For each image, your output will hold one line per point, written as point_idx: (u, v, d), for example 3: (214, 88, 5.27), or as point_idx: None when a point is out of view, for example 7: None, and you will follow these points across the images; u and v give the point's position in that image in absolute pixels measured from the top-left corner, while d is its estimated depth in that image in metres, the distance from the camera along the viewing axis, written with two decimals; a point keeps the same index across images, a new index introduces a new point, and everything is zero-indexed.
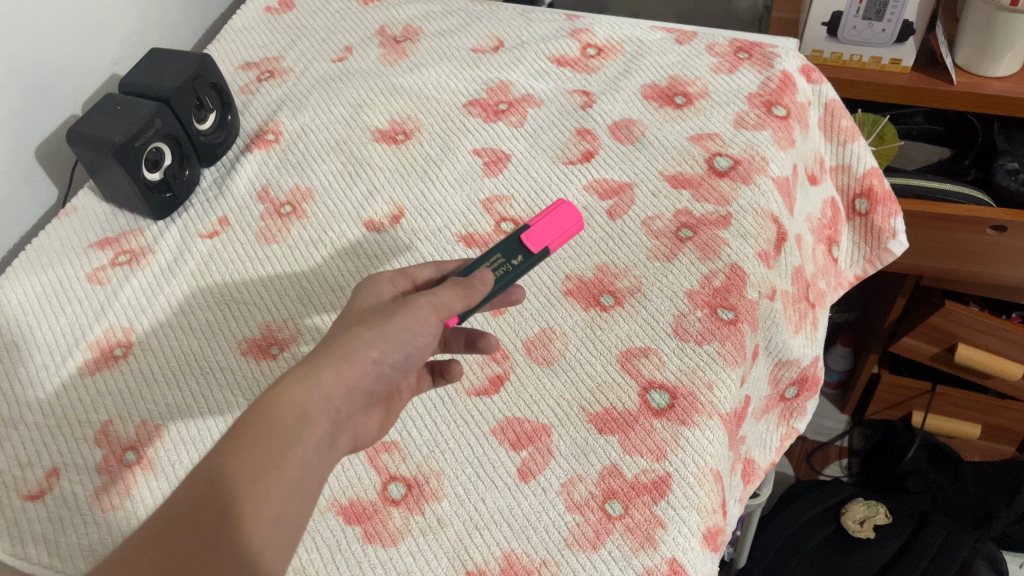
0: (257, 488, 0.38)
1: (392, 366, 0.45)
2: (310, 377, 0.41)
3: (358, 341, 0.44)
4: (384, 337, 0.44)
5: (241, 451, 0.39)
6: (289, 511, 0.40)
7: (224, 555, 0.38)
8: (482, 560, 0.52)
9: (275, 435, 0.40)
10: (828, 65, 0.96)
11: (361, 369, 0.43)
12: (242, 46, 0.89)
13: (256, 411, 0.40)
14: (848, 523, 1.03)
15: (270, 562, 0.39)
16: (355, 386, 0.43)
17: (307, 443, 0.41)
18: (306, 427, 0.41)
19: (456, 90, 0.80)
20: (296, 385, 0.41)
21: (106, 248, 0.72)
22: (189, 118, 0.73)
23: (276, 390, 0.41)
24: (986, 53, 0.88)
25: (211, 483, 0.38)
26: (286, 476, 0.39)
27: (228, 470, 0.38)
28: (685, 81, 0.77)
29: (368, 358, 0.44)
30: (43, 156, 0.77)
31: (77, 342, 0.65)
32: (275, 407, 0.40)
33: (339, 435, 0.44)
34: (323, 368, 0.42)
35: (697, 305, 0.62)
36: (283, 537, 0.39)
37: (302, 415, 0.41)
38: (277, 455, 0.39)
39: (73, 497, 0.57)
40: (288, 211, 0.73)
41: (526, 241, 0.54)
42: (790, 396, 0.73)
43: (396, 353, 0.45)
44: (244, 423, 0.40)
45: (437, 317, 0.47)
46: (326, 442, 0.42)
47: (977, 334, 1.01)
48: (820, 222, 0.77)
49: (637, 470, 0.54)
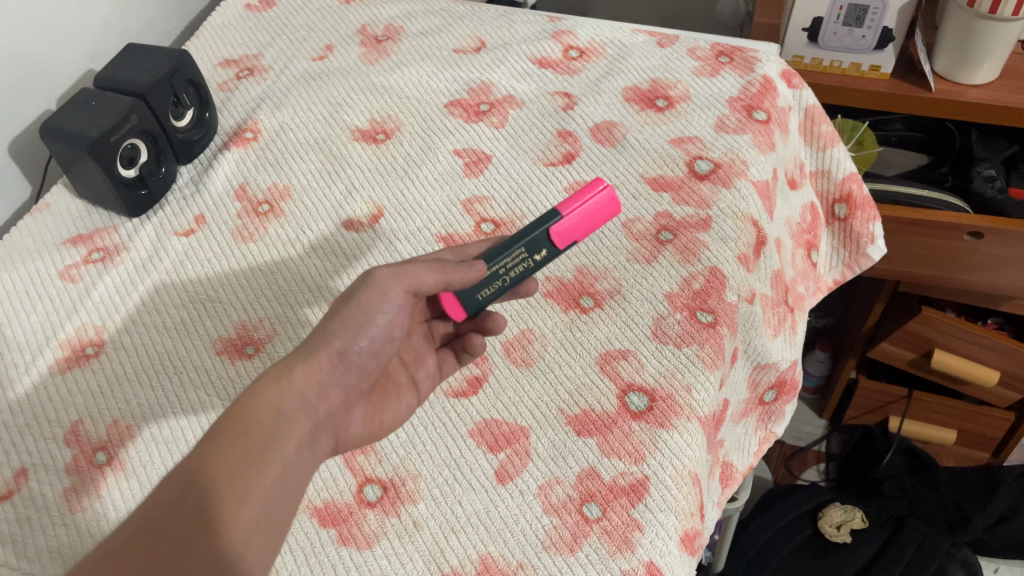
0: (236, 490, 0.38)
1: (362, 356, 0.45)
2: (282, 376, 0.41)
3: (321, 332, 0.44)
4: (347, 325, 0.44)
5: (219, 453, 0.38)
6: (270, 513, 0.39)
7: (206, 561, 0.37)
8: (457, 563, 0.51)
9: (252, 435, 0.39)
10: (808, 70, 0.97)
11: (331, 363, 0.43)
12: (220, 43, 0.87)
13: (230, 414, 0.40)
14: (825, 527, 1.04)
15: (255, 566, 0.38)
16: (328, 381, 0.43)
17: (287, 443, 0.40)
18: (283, 426, 0.40)
19: (438, 90, 0.80)
20: (269, 384, 0.41)
21: (80, 245, 0.70)
22: (165, 114, 0.72)
23: (249, 392, 0.40)
24: (964, 60, 0.89)
25: (190, 488, 0.38)
26: (266, 476, 0.39)
27: (206, 473, 0.38)
28: (666, 85, 0.77)
29: (333, 348, 0.43)
30: (16, 151, 0.75)
31: (48, 341, 0.64)
32: (250, 407, 0.40)
33: (321, 433, 0.43)
34: (295, 365, 0.42)
35: (677, 307, 0.62)
36: (266, 539, 0.39)
37: (277, 414, 0.40)
38: (256, 455, 0.39)
39: (42, 498, 0.56)
40: (265, 210, 0.72)
41: (553, 236, 0.52)
42: (768, 400, 0.74)
43: (362, 339, 0.45)
44: (220, 425, 0.39)
45: (401, 287, 0.46)
46: (307, 440, 0.42)
47: (953, 340, 1.03)
48: (800, 226, 0.78)
49: (615, 473, 0.54)
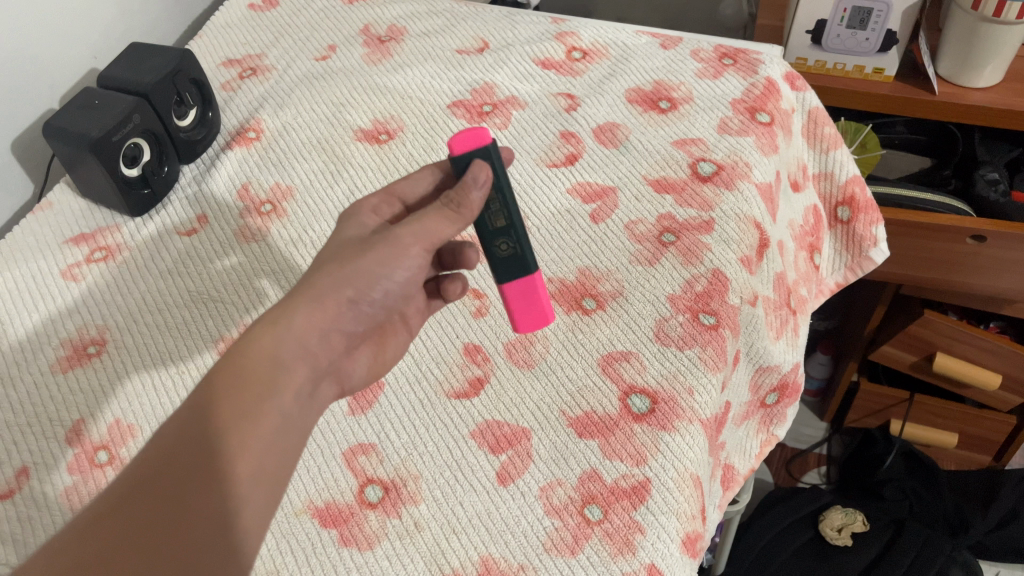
0: (235, 436, 0.38)
1: (367, 305, 0.45)
2: (284, 321, 0.41)
3: (331, 279, 0.44)
4: (357, 276, 0.44)
5: (218, 398, 0.39)
6: (269, 460, 0.39)
7: (209, 509, 0.37)
8: (459, 564, 0.51)
9: (253, 381, 0.39)
10: (812, 73, 0.97)
11: (335, 311, 0.43)
12: (224, 42, 0.87)
13: (231, 357, 0.40)
14: (825, 531, 1.04)
15: (255, 514, 0.38)
16: (329, 328, 0.43)
17: (286, 390, 0.40)
18: (284, 373, 0.41)
19: (441, 90, 0.80)
20: (270, 329, 0.41)
21: (82, 244, 0.70)
22: (168, 114, 0.72)
23: (247, 337, 0.41)
24: (967, 63, 0.89)
25: (190, 431, 0.38)
26: (266, 425, 0.39)
27: (207, 417, 0.38)
28: (669, 86, 0.77)
29: (344, 296, 0.44)
30: (19, 150, 0.75)
31: (51, 339, 0.64)
32: (249, 352, 0.40)
33: (320, 381, 0.44)
34: (295, 311, 0.42)
35: (680, 309, 0.62)
36: (268, 489, 0.39)
37: (279, 360, 0.41)
38: (255, 402, 0.39)
39: (43, 497, 0.56)
40: (268, 210, 0.72)
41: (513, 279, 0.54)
42: (769, 402, 0.73)
43: (371, 291, 0.45)
44: (221, 369, 0.39)
45: (422, 247, 0.46)
46: (306, 388, 0.42)
47: (955, 343, 1.02)
48: (803, 229, 0.78)
49: (617, 475, 0.54)
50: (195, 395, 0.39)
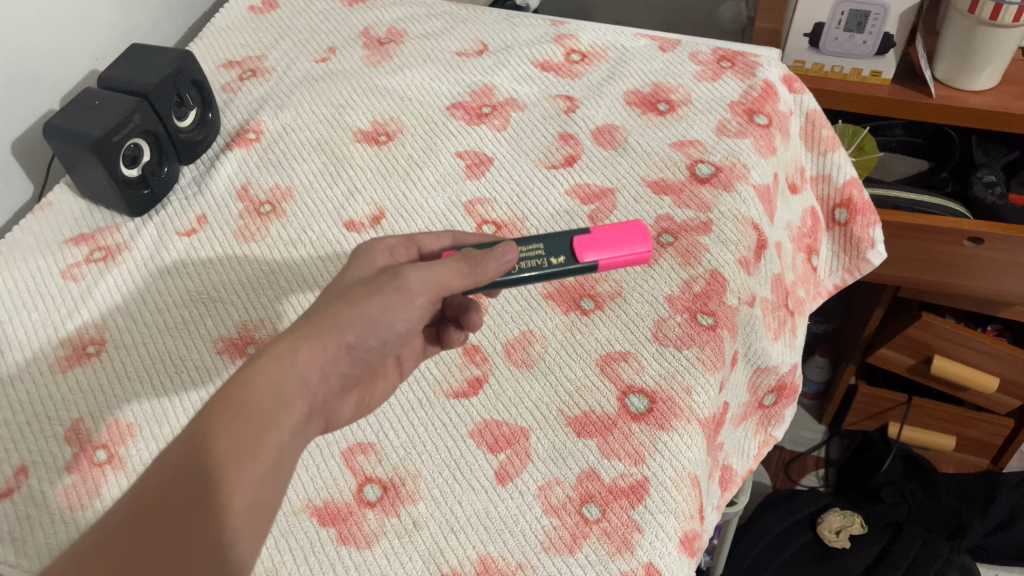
0: (231, 473, 0.38)
1: (368, 349, 0.45)
2: (287, 359, 0.41)
3: (336, 320, 0.43)
4: (361, 320, 0.43)
5: (217, 434, 0.38)
6: (263, 497, 0.39)
7: (201, 541, 0.37)
8: (457, 563, 0.51)
9: (251, 418, 0.39)
10: (809, 76, 0.98)
11: (337, 352, 0.43)
12: (223, 44, 0.88)
13: (230, 393, 0.39)
14: (825, 533, 1.04)
15: (246, 548, 0.39)
16: (330, 368, 0.43)
17: (283, 429, 0.40)
18: (282, 410, 0.40)
19: (440, 92, 0.80)
20: (272, 366, 0.40)
21: (82, 244, 0.70)
22: (168, 114, 0.72)
23: (250, 371, 0.40)
24: (964, 66, 0.89)
25: (188, 466, 0.38)
26: (262, 461, 0.39)
27: (205, 453, 0.38)
28: (667, 88, 0.77)
29: (343, 340, 0.43)
30: (19, 151, 0.76)
31: (49, 339, 0.64)
32: (251, 387, 0.39)
33: (314, 417, 0.43)
34: (300, 347, 0.41)
35: (677, 310, 0.62)
36: (258, 525, 0.39)
37: (278, 398, 0.40)
38: (252, 439, 0.39)
39: (41, 496, 0.56)
40: (267, 210, 0.72)
41: (576, 245, 0.51)
42: (767, 403, 0.74)
43: (372, 336, 0.44)
44: (219, 404, 0.39)
45: (427, 297, 0.45)
46: (302, 424, 0.42)
47: (954, 346, 1.03)
48: (800, 230, 0.78)
49: (615, 474, 0.54)
50: (192, 431, 0.38)
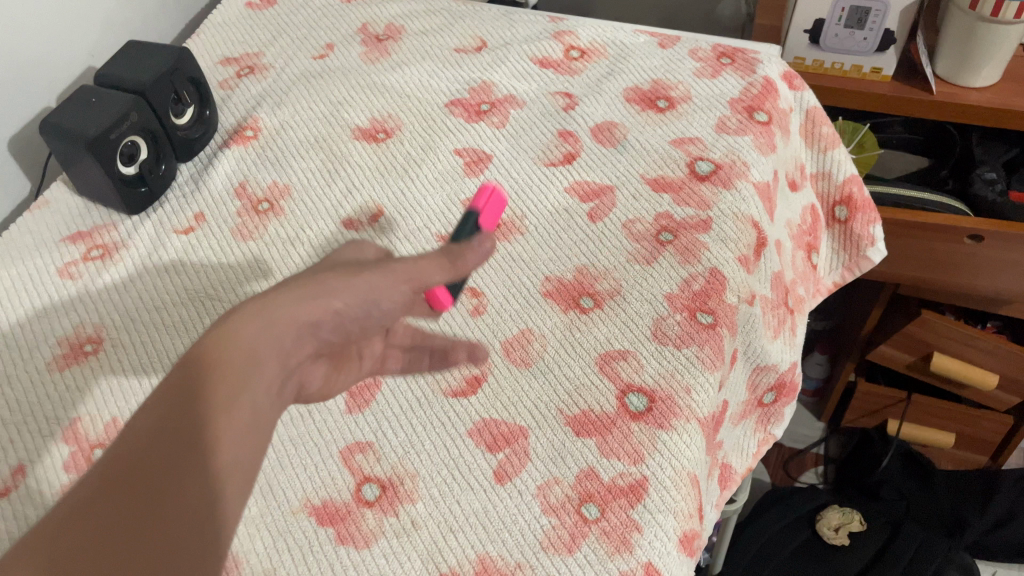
0: (205, 439, 0.34)
1: (353, 318, 0.41)
2: (265, 313, 0.37)
3: (321, 287, 0.40)
4: (349, 287, 0.40)
5: (190, 394, 0.34)
6: (238, 467, 0.35)
7: (175, 517, 0.33)
8: (456, 563, 0.51)
9: (224, 377, 0.35)
10: (809, 72, 0.97)
11: (321, 315, 0.39)
12: (221, 41, 0.87)
13: (204, 351, 0.35)
14: (824, 530, 1.04)
15: (224, 527, 0.35)
16: (311, 334, 0.40)
17: (259, 391, 0.36)
18: (256, 373, 0.36)
19: (438, 89, 0.80)
20: (248, 323, 0.36)
21: (79, 242, 0.70)
22: (166, 112, 0.72)
23: (222, 329, 0.36)
24: (964, 63, 0.89)
25: (162, 430, 0.34)
26: (236, 426, 0.35)
27: (177, 418, 0.34)
28: (667, 85, 0.77)
29: (330, 306, 0.40)
30: (16, 149, 0.75)
31: (47, 338, 0.64)
32: (226, 345, 0.36)
33: (289, 385, 0.39)
34: (278, 305, 0.38)
35: (677, 308, 0.62)
36: (236, 499, 0.35)
37: (255, 356, 0.36)
38: (223, 400, 0.35)
39: (38, 496, 0.56)
40: (265, 208, 0.72)
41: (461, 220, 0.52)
42: (767, 401, 0.74)
43: (359, 306, 0.41)
44: (193, 362, 0.35)
45: (410, 284, 0.43)
46: (278, 392, 0.38)
47: (953, 344, 1.03)
48: (800, 228, 0.78)
49: (614, 473, 0.54)
50: (163, 391, 0.35)
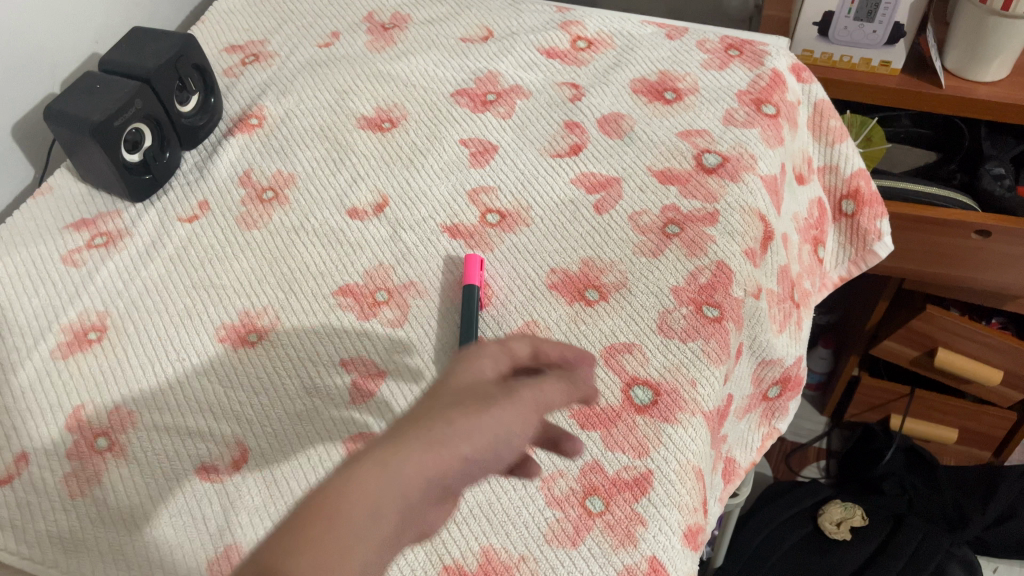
0: None
1: (483, 465, 0.34)
2: (393, 464, 0.31)
3: (448, 428, 0.33)
4: (480, 428, 0.34)
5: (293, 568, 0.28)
6: None
7: None
8: (459, 555, 0.51)
9: (327, 544, 0.29)
10: (818, 65, 0.96)
11: (452, 465, 0.33)
12: (226, 28, 0.87)
13: (317, 506, 0.29)
14: (825, 525, 1.04)
15: None
16: (438, 485, 0.33)
17: (370, 553, 0.30)
18: (371, 530, 0.30)
19: (444, 78, 0.79)
20: (368, 476, 0.30)
21: (82, 229, 0.70)
22: (170, 99, 0.72)
23: (334, 481, 0.30)
24: (974, 57, 0.88)
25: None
26: None
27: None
28: (674, 77, 0.76)
29: (459, 454, 0.33)
30: (20, 135, 0.75)
31: (50, 325, 0.63)
32: (340, 501, 0.30)
33: (406, 538, 0.33)
34: (405, 454, 0.31)
35: (683, 301, 0.61)
36: None
37: (374, 513, 0.30)
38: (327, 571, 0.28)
39: (42, 483, 0.56)
40: (270, 197, 0.71)
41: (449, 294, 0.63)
42: (772, 396, 0.73)
43: (491, 452, 0.34)
44: (297, 517, 0.29)
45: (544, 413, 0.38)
46: (390, 549, 0.32)
47: (958, 339, 1.02)
48: (807, 222, 0.77)
49: (619, 467, 0.54)
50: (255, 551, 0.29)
